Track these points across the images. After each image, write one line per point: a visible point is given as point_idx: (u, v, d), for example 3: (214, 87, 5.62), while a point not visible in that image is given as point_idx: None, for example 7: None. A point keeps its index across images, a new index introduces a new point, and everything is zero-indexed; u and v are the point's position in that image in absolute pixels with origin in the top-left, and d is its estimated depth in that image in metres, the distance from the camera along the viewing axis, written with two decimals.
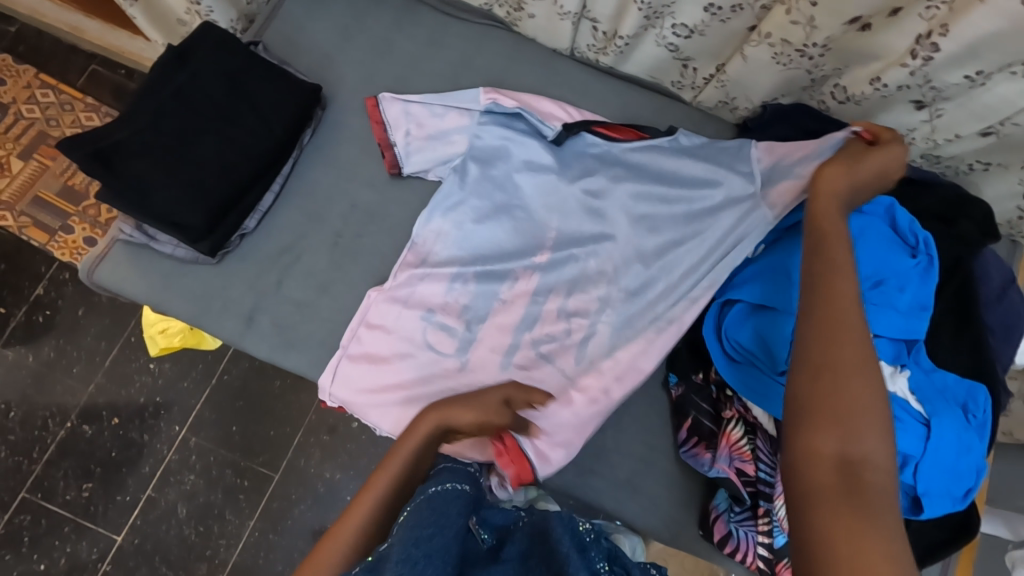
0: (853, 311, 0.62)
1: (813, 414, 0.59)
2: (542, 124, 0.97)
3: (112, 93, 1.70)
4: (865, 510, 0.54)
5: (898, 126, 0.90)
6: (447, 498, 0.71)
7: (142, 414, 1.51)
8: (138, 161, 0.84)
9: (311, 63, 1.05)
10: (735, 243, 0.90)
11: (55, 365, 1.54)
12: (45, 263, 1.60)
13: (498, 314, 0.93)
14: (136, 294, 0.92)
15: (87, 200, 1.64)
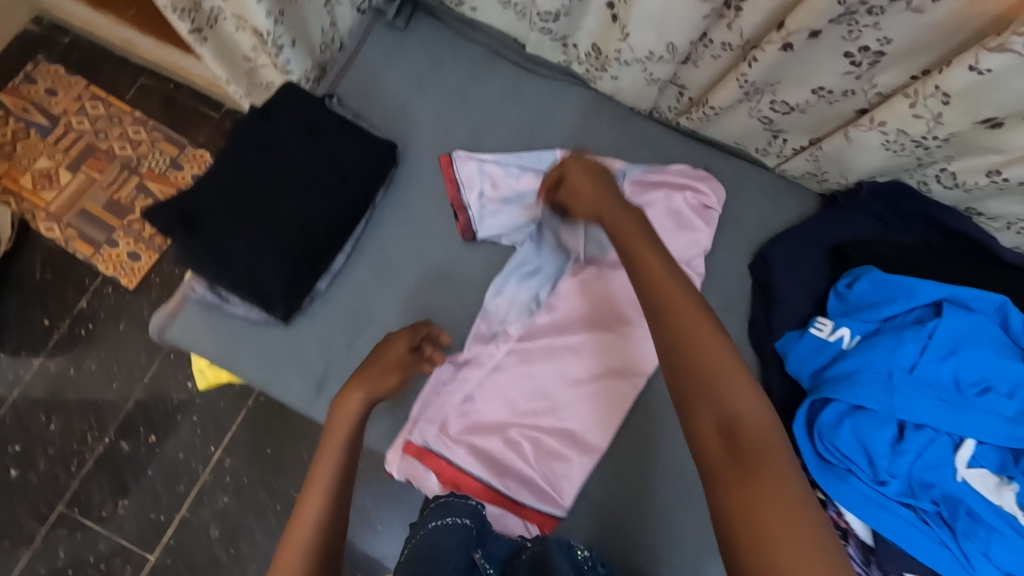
0: (673, 292, 0.71)
1: (688, 398, 0.67)
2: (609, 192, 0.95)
3: (162, 108, 1.67)
4: (750, 469, 0.61)
5: (1008, 215, 0.86)
6: (445, 533, 0.74)
7: (180, 432, 1.46)
8: (220, 224, 0.84)
9: (385, 113, 1.02)
10: (829, 333, 0.85)
11: (96, 378, 1.49)
12: (88, 276, 1.55)
13: (577, 385, 0.91)
14: (205, 354, 0.90)
15: (133, 214, 1.60)
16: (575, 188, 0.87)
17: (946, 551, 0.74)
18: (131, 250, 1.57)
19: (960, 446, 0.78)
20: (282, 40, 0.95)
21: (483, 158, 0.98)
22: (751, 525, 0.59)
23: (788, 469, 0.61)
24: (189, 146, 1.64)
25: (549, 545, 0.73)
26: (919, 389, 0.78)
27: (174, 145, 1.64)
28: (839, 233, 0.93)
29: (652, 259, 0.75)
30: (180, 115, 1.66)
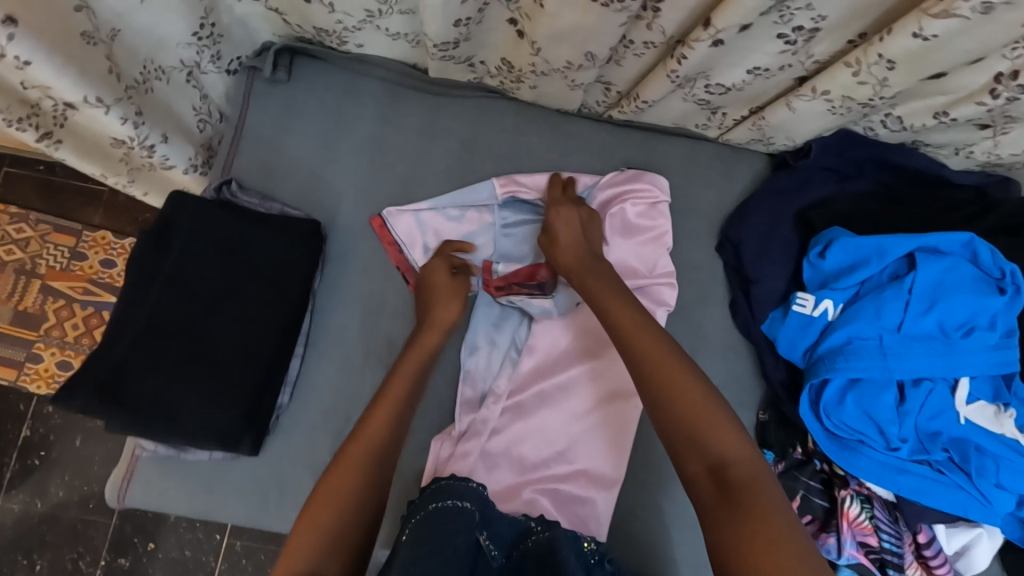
0: (651, 341, 0.73)
1: (672, 445, 0.68)
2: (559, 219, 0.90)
3: (42, 194, 1.34)
4: (740, 505, 0.61)
5: (954, 142, 0.83)
6: (449, 517, 0.69)
7: (178, 529, 1.26)
8: (149, 379, 0.72)
9: (298, 188, 0.91)
10: (813, 307, 0.83)
11: (69, 504, 1.26)
12: (20, 403, 1.26)
13: (579, 421, 0.87)
14: (179, 509, 0.81)
15: (48, 320, 1.30)
16: (552, 232, 0.86)
17: (963, 493, 0.77)
18: (59, 360, 1.29)
19: (956, 387, 0.79)
20: (152, 139, 0.80)
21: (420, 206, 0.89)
22: (745, 561, 0.57)
23: (773, 500, 0.61)
24: (86, 230, 1.33)
25: (557, 534, 0.69)
26: (910, 347, 0.78)
27: (69, 234, 1.32)
28: (797, 197, 0.91)
29: (625, 315, 0.76)
30: (65, 197, 1.33)
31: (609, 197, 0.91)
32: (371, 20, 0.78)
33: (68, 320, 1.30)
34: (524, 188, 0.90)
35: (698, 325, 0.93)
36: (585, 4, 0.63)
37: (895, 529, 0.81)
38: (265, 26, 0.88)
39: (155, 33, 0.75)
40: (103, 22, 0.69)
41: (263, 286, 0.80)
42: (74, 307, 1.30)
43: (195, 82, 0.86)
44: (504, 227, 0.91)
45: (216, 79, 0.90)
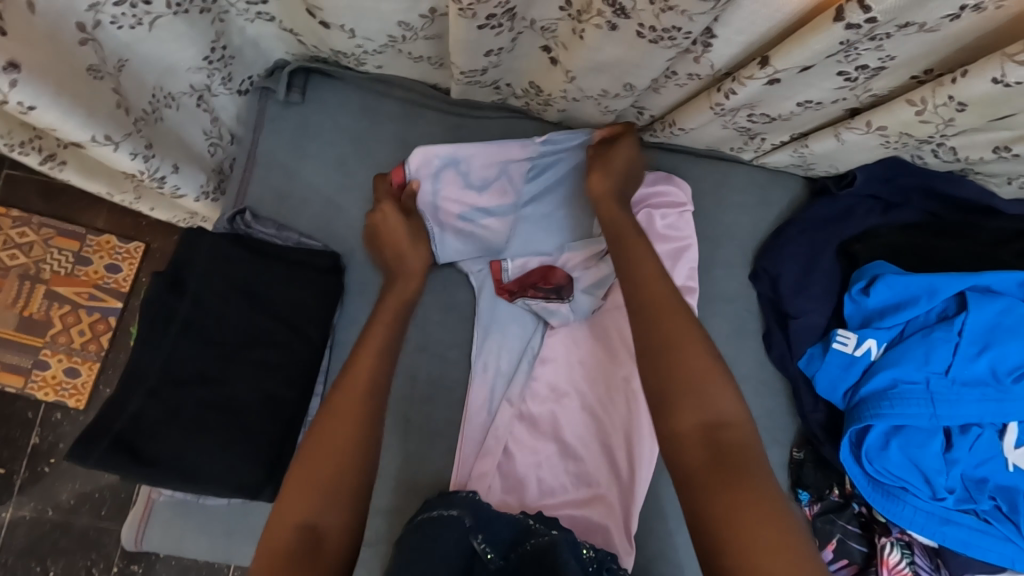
0: (670, 299, 0.70)
1: (668, 399, 0.65)
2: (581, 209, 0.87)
3: (41, 194, 1.26)
4: (732, 474, 0.60)
5: (1008, 171, 0.78)
6: (440, 526, 0.67)
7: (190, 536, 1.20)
8: (167, 430, 0.70)
9: (313, 217, 0.87)
10: (855, 347, 0.79)
11: (79, 511, 1.19)
12: (29, 409, 1.21)
13: (596, 441, 0.83)
14: (199, 553, 0.80)
15: (54, 327, 1.23)
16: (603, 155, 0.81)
17: (1010, 544, 0.75)
18: (67, 366, 1.22)
19: (1005, 432, 0.75)
20: (162, 171, 0.75)
21: (442, 165, 0.83)
22: (733, 528, 0.57)
23: (762, 475, 0.60)
24: (90, 234, 1.25)
25: (558, 538, 0.64)
26: (959, 392, 0.74)
27: (73, 238, 1.24)
28: (837, 227, 0.86)
29: (645, 258, 0.74)
30: (69, 199, 1.26)
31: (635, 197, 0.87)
32: (394, 45, 0.73)
33: (74, 326, 1.23)
34: (546, 166, 0.86)
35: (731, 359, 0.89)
36: (632, 39, 0.59)
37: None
38: (278, 45, 0.83)
39: (164, 60, 0.71)
40: (110, 52, 0.64)
41: (280, 327, 0.77)
42: (81, 314, 1.23)
43: (205, 106, 0.81)
44: (522, 212, 0.86)
45: (227, 101, 0.85)
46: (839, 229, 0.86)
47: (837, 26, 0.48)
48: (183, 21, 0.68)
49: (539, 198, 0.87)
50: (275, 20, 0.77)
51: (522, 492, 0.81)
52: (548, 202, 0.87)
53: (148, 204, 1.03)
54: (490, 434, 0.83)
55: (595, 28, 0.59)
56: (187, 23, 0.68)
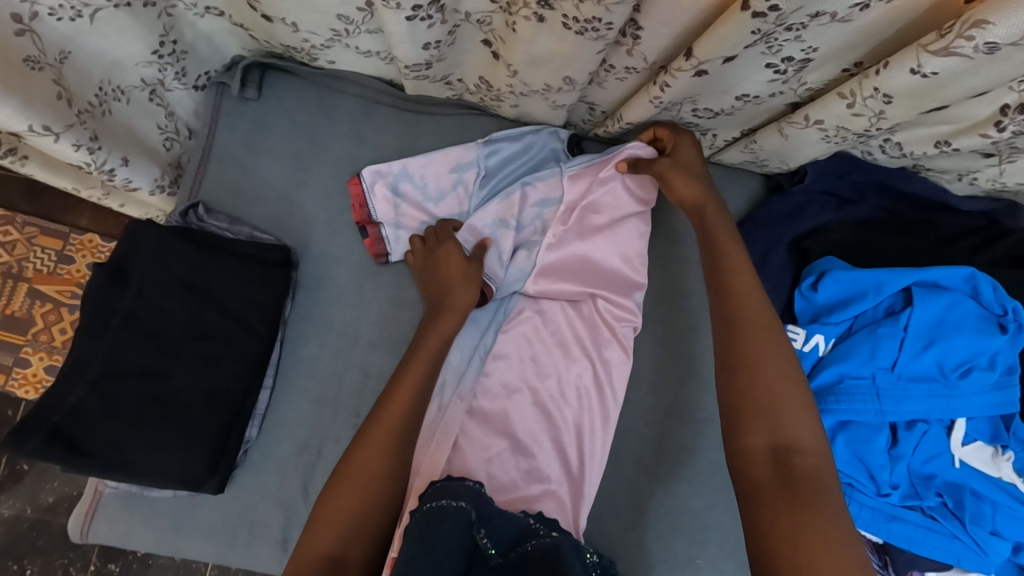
0: (758, 314, 0.66)
1: (742, 413, 0.63)
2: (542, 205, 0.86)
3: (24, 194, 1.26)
4: (804, 497, 0.57)
5: (958, 168, 0.77)
6: (442, 518, 0.63)
7: None
8: (109, 422, 0.70)
9: (269, 213, 0.87)
10: (804, 342, 0.79)
11: (58, 511, 1.19)
12: (9, 407, 1.21)
13: (548, 435, 0.82)
14: (147, 546, 0.80)
15: (36, 325, 1.23)
16: (679, 157, 0.77)
17: (956, 541, 0.74)
18: (49, 364, 1.23)
19: (952, 428, 0.75)
20: (110, 164, 0.76)
21: (397, 178, 0.85)
22: (796, 550, 0.55)
23: (836, 500, 0.58)
24: (74, 234, 1.26)
25: (562, 541, 0.64)
26: (904, 387, 0.74)
27: (56, 238, 1.25)
28: (791, 223, 0.87)
29: (737, 261, 0.70)
30: (51, 200, 1.26)
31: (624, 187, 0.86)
32: (340, 39, 0.74)
33: (56, 324, 1.24)
34: (496, 176, 0.86)
35: (686, 355, 0.89)
36: (560, 32, 0.60)
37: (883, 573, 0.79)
38: (232, 41, 0.84)
39: (111, 53, 0.72)
40: (49, 44, 0.65)
41: (227, 322, 0.77)
42: (62, 312, 1.25)
43: (159, 100, 0.82)
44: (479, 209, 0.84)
45: (183, 96, 0.86)
46: (793, 225, 0.86)
47: (744, 14, 0.48)
48: (127, 15, 0.69)
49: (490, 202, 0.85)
50: (225, 15, 0.78)
51: None
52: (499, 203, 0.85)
53: (116, 199, 1.04)
54: (438, 428, 0.82)
55: (525, 21, 0.60)
56: (130, 17, 0.69)
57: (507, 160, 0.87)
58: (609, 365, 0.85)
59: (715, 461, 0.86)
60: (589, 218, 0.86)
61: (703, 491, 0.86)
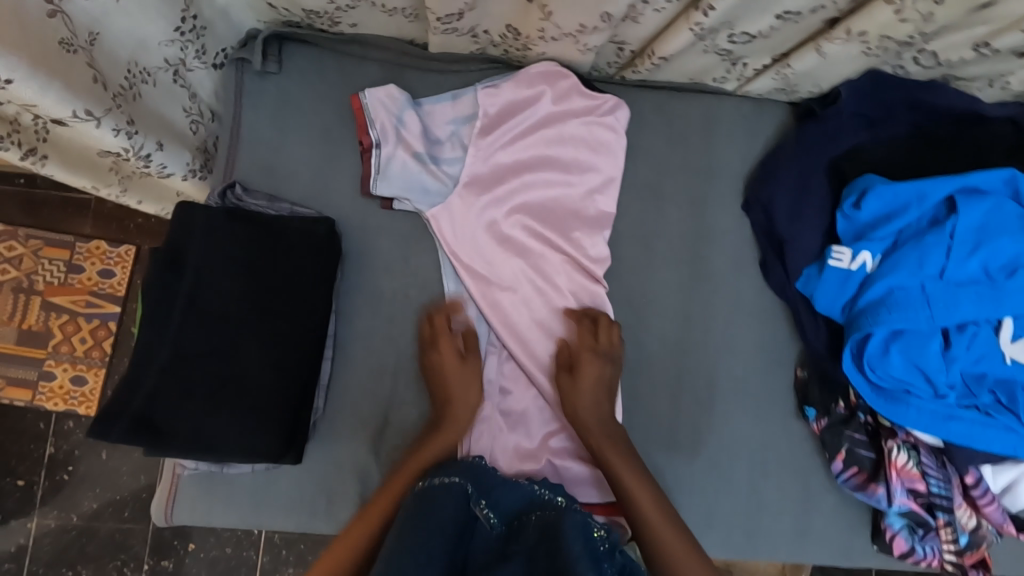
0: (622, 462, 0.79)
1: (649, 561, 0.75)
2: (506, 132, 0.88)
3: (25, 210, 1.30)
4: None
5: (991, 72, 0.80)
6: (442, 489, 0.68)
7: (215, 531, 1.29)
8: (184, 405, 0.70)
9: (307, 188, 0.87)
10: (850, 261, 0.81)
11: (103, 518, 1.27)
12: (42, 420, 1.28)
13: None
14: (229, 522, 0.81)
15: (55, 337, 1.28)
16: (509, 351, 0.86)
17: (1013, 434, 0.77)
18: (73, 375, 1.27)
19: (999, 328, 0.78)
20: (147, 149, 0.75)
21: (398, 89, 0.87)
22: None
23: None
24: (79, 242, 1.29)
25: (565, 511, 0.64)
26: (953, 293, 0.76)
27: (61, 248, 1.29)
28: (828, 147, 0.87)
29: (590, 419, 0.82)
30: (53, 212, 1.30)
31: (590, 116, 0.89)
32: None
33: (75, 335, 1.28)
34: (470, 105, 0.89)
35: (732, 291, 0.91)
36: None
37: (942, 472, 0.81)
38: (248, 13, 0.83)
39: (135, 32, 0.71)
40: (80, 26, 0.64)
41: (287, 297, 0.76)
42: (79, 321, 1.29)
43: (182, 81, 0.81)
44: (444, 132, 0.89)
45: (204, 76, 0.85)
46: (832, 150, 0.87)
47: None
48: None
49: (459, 125, 0.89)
50: None
51: (519, 422, 0.87)
52: (465, 128, 0.89)
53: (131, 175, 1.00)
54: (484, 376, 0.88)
55: None
56: None
57: (482, 88, 0.88)
58: (603, 308, 0.89)
59: (765, 386, 0.90)
60: (547, 147, 0.90)
61: (759, 420, 0.90)
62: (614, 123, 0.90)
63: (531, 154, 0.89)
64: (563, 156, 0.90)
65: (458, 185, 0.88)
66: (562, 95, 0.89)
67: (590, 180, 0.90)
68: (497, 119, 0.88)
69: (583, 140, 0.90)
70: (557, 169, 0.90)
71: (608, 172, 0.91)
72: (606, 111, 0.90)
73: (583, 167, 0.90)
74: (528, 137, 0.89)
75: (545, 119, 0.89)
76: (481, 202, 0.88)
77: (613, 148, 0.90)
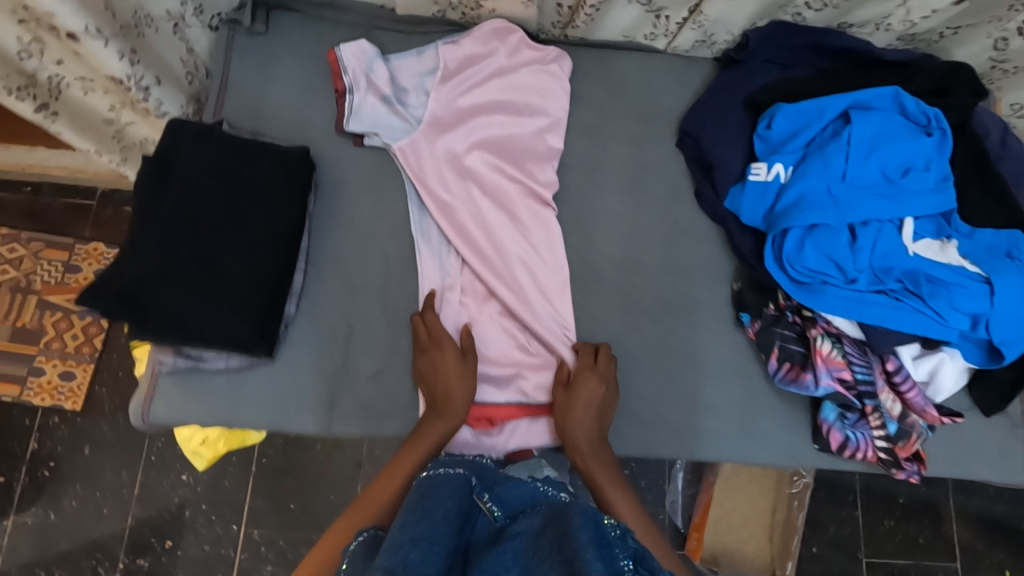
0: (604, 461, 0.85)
1: None
2: (465, 79, 1.01)
3: (30, 217, 1.41)
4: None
5: (873, 17, 0.97)
6: (444, 479, 0.67)
7: (194, 525, 1.33)
8: (164, 289, 0.78)
9: (286, 126, 0.98)
10: (767, 173, 0.91)
11: (82, 514, 1.31)
12: (26, 416, 1.34)
13: (537, 289, 0.96)
14: (202, 420, 0.86)
15: (47, 334, 1.36)
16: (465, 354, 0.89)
17: (921, 315, 0.85)
18: (62, 370, 1.35)
19: (902, 227, 0.87)
20: (146, 80, 0.90)
21: (369, 44, 0.99)
22: None
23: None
24: (78, 244, 1.41)
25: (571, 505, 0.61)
26: (854, 192, 0.86)
27: (61, 250, 1.40)
28: (743, 85, 0.99)
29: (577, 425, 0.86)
30: (54, 216, 1.42)
31: (538, 65, 1.02)
32: None
33: (67, 332, 1.37)
34: (434, 59, 1.01)
35: (671, 216, 1.01)
36: None
37: (865, 359, 0.88)
38: None
39: None
40: None
41: (262, 201, 0.85)
42: (72, 319, 1.38)
43: (180, 35, 0.94)
44: (411, 82, 1.01)
45: (200, 35, 0.98)
46: (749, 86, 0.99)
47: None
48: None
49: (423, 75, 1.01)
50: None
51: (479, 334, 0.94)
52: (429, 78, 1.01)
53: (128, 116, 1.12)
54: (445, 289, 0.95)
55: None
56: None
57: (444, 44, 1.01)
58: (553, 229, 0.98)
59: (705, 298, 0.98)
60: (501, 93, 1.01)
61: (703, 327, 0.97)
62: (559, 71, 1.03)
63: (486, 97, 1.01)
64: (516, 99, 1.01)
65: (421, 125, 0.99)
66: (512, 48, 1.02)
67: (539, 121, 1.02)
68: (457, 70, 1.01)
69: (533, 86, 1.02)
70: (510, 110, 1.01)
71: (555, 113, 1.02)
72: (551, 61, 1.03)
73: (533, 109, 1.02)
74: (484, 84, 1.01)
75: (498, 72, 1.02)
76: (441, 137, 0.99)
77: (560, 92, 1.03)
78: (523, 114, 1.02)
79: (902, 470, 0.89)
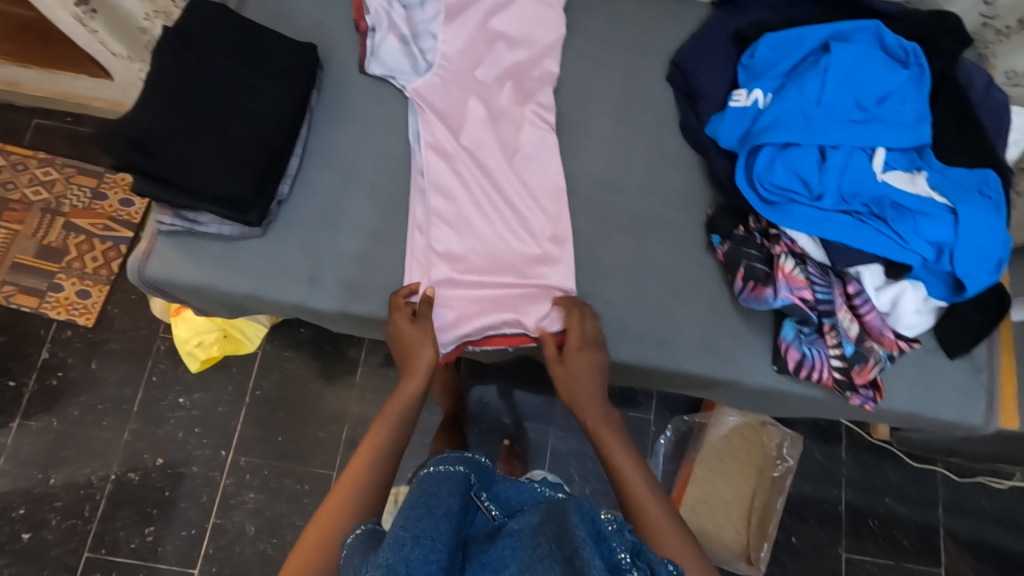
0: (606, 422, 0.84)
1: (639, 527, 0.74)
2: (475, 16, 1.05)
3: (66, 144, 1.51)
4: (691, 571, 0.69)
5: None
6: (444, 476, 0.68)
7: (184, 447, 1.35)
8: (172, 144, 0.86)
9: (300, 30, 1.05)
10: (746, 99, 0.95)
11: (83, 424, 1.35)
12: (42, 326, 1.40)
13: (530, 203, 1.00)
14: (193, 281, 0.92)
15: (70, 253, 1.44)
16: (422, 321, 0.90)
17: (883, 237, 0.86)
18: (79, 288, 1.42)
19: (873, 155, 0.89)
20: None
21: None
22: None
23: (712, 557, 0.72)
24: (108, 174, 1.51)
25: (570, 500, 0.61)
26: (827, 116, 0.89)
27: (91, 176, 1.49)
28: (733, 23, 1.04)
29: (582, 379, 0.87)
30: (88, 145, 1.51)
31: None
32: None
33: (87, 253, 1.45)
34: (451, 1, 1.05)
35: (655, 143, 1.05)
36: None
37: (824, 279, 0.91)
38: None
39: None
40: None
41: (269, 82, 0.93)
42: (94, 242, 1.46)
43: None
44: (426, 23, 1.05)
45: None
46: (739, 24, 1.03)
47: None
48: None
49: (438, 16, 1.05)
50: None
51: (460, 235, 0.97)
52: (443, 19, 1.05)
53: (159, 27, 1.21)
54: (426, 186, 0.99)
55: None
56: None
57: None
58: (551, 143, 1.02)
59: (680, 221, 1.01)
60: (503, 17, 1.06)
61: (677, 249, 1.00)
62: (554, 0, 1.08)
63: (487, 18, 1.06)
64: (517, 23, 1.06)
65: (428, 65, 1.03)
66: None
67: (538, 45, 1.07)
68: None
69: (531, 12, 1.07)
70: (512, 32, 1.06)
71: (552, 38, 1.07)
72: None
73: (533, 32, 1.07)
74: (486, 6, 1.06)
75: (497, 7, 1.07)
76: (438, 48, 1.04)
77: (557, 19, 1.07)
78: (523, 37, 1.07)
79: (856, 394, 0.91)
